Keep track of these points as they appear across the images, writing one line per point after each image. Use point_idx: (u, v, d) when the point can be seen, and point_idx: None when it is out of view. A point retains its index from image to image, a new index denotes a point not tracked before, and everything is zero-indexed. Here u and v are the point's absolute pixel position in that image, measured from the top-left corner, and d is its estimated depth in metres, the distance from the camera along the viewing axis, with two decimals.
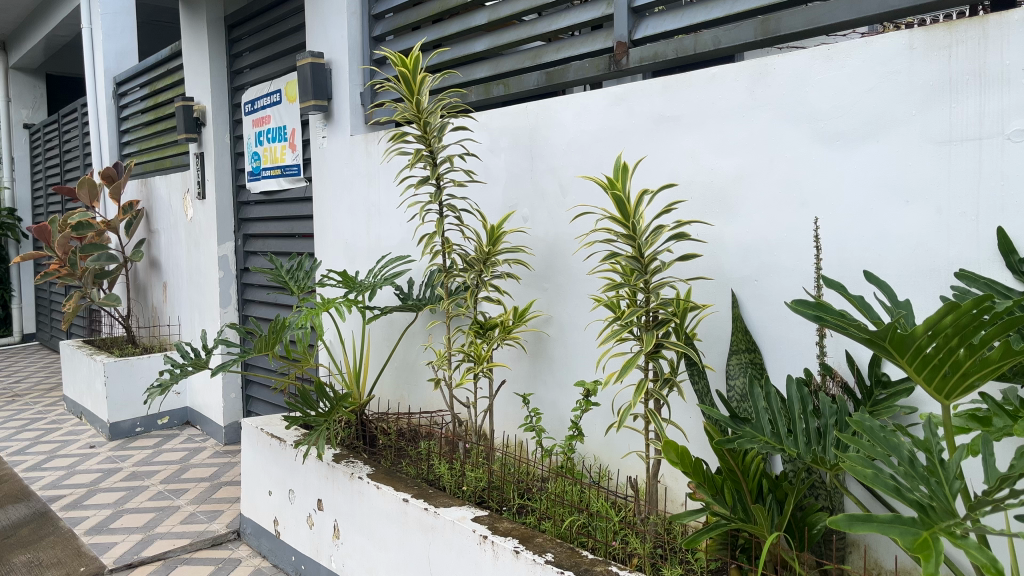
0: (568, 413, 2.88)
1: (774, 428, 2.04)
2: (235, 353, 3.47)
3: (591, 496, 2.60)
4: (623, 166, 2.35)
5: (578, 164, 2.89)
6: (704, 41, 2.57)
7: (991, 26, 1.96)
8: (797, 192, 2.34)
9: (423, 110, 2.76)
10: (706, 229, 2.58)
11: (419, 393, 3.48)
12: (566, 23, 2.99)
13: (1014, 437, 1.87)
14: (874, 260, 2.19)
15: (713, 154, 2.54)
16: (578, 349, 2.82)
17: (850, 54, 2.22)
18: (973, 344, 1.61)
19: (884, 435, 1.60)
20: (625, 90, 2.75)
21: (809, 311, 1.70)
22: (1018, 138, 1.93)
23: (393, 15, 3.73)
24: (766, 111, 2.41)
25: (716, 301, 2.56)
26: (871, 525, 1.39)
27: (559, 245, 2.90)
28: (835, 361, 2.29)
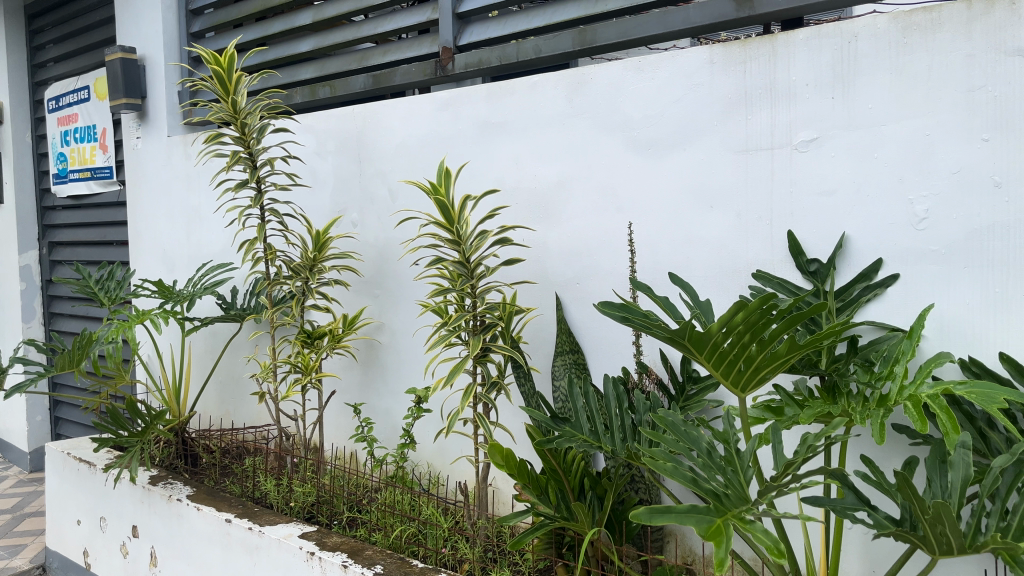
0: (400, 421, 2.83)
1: (592, 426, 2.09)
2: (34, 371, 3.17)
3: (422, 503, 2.57)
4: (446, 171, 2.33)
5: (406, 169, 2.87)
6: (525, 49, 2.62)
7: (780, 44, 2.12)
8: (613, 198, 2.43)
9: (240, 110, 2.65)
10: (529, 234, 2.62)
11: (244, 408, 3.33)
12: (392, 26, 2.96)
13: (801, 424, 2.04)
14: (683, 263, 2.31)
15: (536, 160, 2.59)
16: (407, 355, 2.79)
17: (659, 66, 2.32)
18: (763, 340, 1.73)
19: (685, 428, 1.68)
20: (450, 96, 2.76)
21: (615, 311, 1.76)
22: (804, 148, 2.10)
23: (212, 11, 3.56)
24: (583, 119, 2.48)
25: (540, 304, 2.60)
26: (669, 517, 1.45)
27: (389, 251, 2.86)
28: (651, 359, 2.39)
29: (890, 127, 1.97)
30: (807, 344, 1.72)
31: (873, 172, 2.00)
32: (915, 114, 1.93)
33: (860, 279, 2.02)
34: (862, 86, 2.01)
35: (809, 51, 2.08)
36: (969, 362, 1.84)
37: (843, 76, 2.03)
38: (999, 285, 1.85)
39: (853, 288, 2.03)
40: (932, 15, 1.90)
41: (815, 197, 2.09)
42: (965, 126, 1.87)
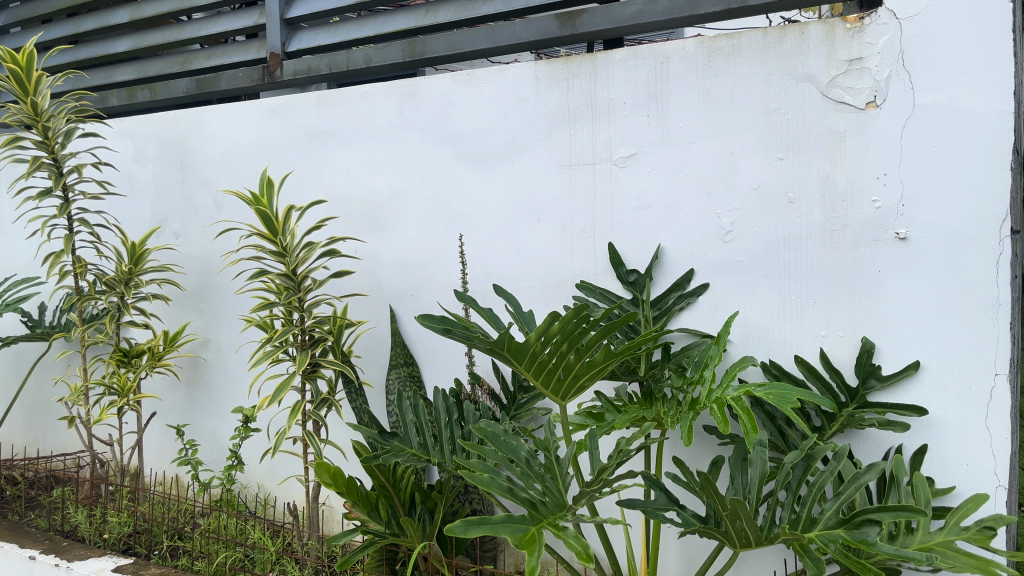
0: (227, 442, 2.71)
1: (421, 439, 2.08)
2: None
3: (249, 527, 2.46)
4: (269, 180, 2.24)
5: (233, 178, 2.75)
6: (355, 58, 2.58)
7: (600, 62, 2.20)
8: (445, 209, 2.43)
9: (42, 113, 2.44)
10: (360, 245, 2.58)
11: (55, 434, 3.09)
12: (217, 29, 2.84)
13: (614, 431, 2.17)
14: (513, 274, 2.35)
15: (367, 171, 2.55)
16: (233, 373, 2.67)
17: (487, 80, 2.35)
18: (581, 349, 1.78)
19: (504, 439, 1.69)
20: (278, 103, 2.67)
21: (436, 324, 1.74)
22: (623, 163, 2.19)
23: (18, 5, 3.30)
24: (414, 130, 2.47)
25: (373, 317, 2.57)
26: (483, 528, 1.46)
27: (214, 263, 2.73)
28: (483, 370, 2.40)
29: (698, 145, 2.08)
30: (622, 352, 1.78)
31: (684, 187, 2.11)
32: (721, 133, 2.05)
33: (674, 288, 2.13)
34: (673, 106, 2.11)
35: (626, 70, 2.17)
36: (769, 365, 1.98)
37: (657, 95, 2.13)
38: (795, 293, 2.00)
39: (668, 298, 2.13)
40: (733, 41, 2.03)
41: (633, 210, 2.18)
42: (763, 146, 2.01)
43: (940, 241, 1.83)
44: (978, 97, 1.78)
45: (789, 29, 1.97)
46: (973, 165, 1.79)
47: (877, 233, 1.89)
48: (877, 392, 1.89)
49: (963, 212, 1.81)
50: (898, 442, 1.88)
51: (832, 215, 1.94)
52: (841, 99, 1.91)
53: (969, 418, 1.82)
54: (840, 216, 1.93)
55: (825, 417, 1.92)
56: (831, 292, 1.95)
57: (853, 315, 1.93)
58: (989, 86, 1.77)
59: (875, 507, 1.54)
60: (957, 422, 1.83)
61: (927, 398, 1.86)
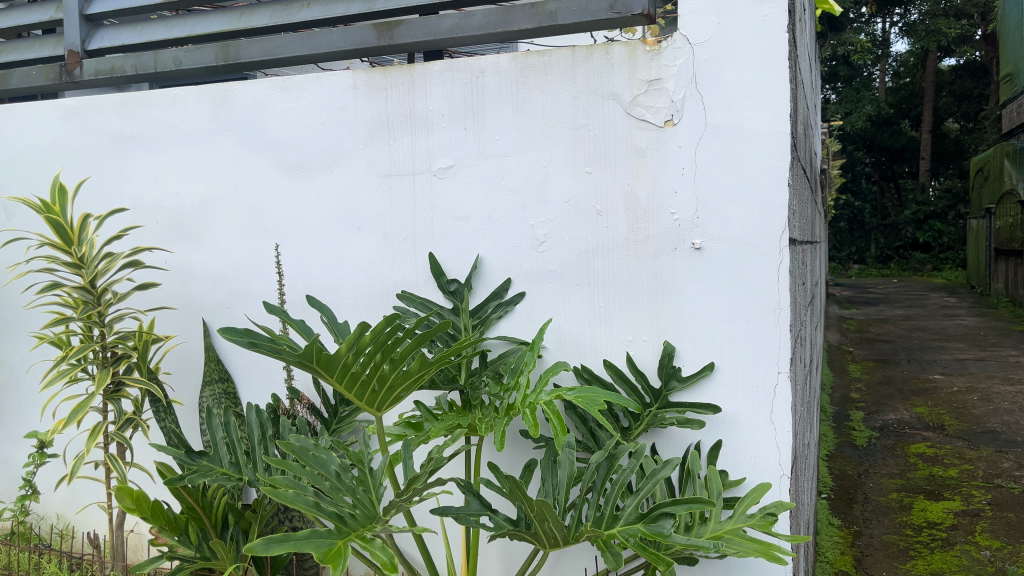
0: (21, 469, 2.49)
1: (233, 457, 2.01)
2: None
3: (44, 561, 2.27)
4: (61, 187, 2.11)
5: (26, 185, 2.54)
6: (164, 60, 2.45)
7: (417, 74, 2.21)
8: (261, 219, 2.36)
9: None
10: (168, 256, 2.45)
11: None
12: (7, 23, 2.61)
13: (428, 440, 2.21)
14: (333, 285, 2.31)
15: (177, 178, 2.43)
16: (24, 395, 2.46)
17: (304, 87, 2.30)
18: (395, 359, 1.77)
19: (313, 453, 1.63)
20: (77, 104, 2.49)
21: (240, 337, 1.69)
22: (442, 174, 2.21)
23: None
24: (227, 137, 2.37)
25: (184, 331, 2.45)
26: (287, 545, 1.41)
27: (2, 276, 2.50)
28: (302, 384, 2.34)
29: (513, 158, 2.14)
30: (435, 360, 1.79)
31: (501, 199, 2.16)
32: (534, 147, 2.12)
33: (491, 297, 2.16)
34: (488, 119, 2.15)
35: (442, 82, 2.19)
36: (581, 369, 2.05)
37: (473, 108, 2.16)
38: (603, 300, 2.10)
39: (487, 307, 2.17)
40: (544, 58, 2.09)
41: (452, 221, 2.21)
42: (573, 159, 2.09)
43: (730, 251, 1.97)
44: (760, 119, 1.92)
45: (595, 49, 2.05)
46: (757, 181, 1.93)
47: (675, 243, 2.02)
48: (678, 392, 2.01)
49: (748, 224, 1.95)
50: (696, 438, 2.02)
51: (635, 226, 2.05)
52: (642, 117, 2.02)
53: (756, 414, 1.97)
54: (643, 227, 2.04)
55: (630, 417, 2.02)
56: (636, 299, 2.06)
57: (656, 320, 2.05)
58: (769, 109, 1.91)
59: (670, 501, 1.63)
60: (747, 418, 1.98)
61: (721, 397, 2.00)
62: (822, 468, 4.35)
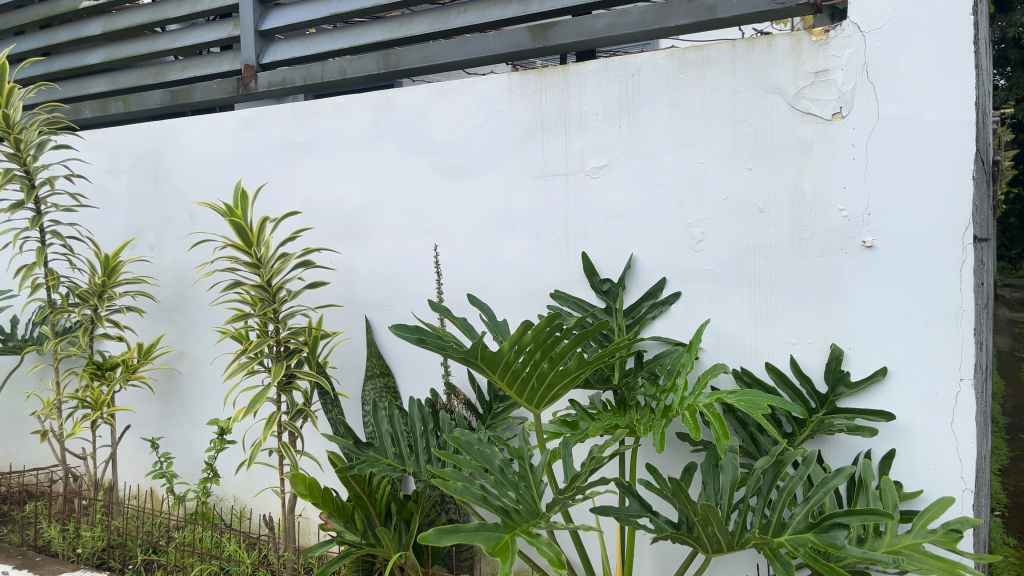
0: (203, 454, 2.70)
1: (397, 449, 2.10)
2: None
3: (225, 540, 2.45)
4: (243, 193, 2.25)
5: (208, 191, 2.75)
6: (330, 70, 2.59)
7: (572, 74, 2.21)
8: (420, 220, 2.44)
9: (14, 126, 2.43)
10: (334, 256, 2.58)
11: (26, 449, 3.01)
12: (191, 41, 2.83)
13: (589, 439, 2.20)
14: (487, 285, 2.35)
15: (342, 182, 2.55)
16: (207, 385, 2.67)
17: (462, 92, 2.36)
18: (554, 358, 1.78)
19: (478, 447, 1.69)
20: (253, 115, 2.67)
21: (410, 334, 1.76)
22: (596, 174, 2.20)
23: None
24: (388, 142, 2.47)
25: (348, 327, 2.57)
26: (457, 537, 1.46)
27: (188, 275, 2.73)
28: (458, 380, 2.40)
29: (670, 156, 2.10)
30: (595, 360, 1.79)
31: (656, 197, 2.13)
32: (692, 144, 2.07)
33: (646, 297, 2.14)
34: (644, 117, 2.13)
35: (598, 82, 2.18)
36: (741, 372, 1.99)
37: (628, 106, 2.15)
38: (765, 300, 2.02)
39: (641, 307, 2.15)
40: (703, 53, 2.05)
41: (606, 220, 2.20)
42: (733, 156, 2.03)
43: (906, 249, 1.86)
44: (941, 108, 1.80)
45: (757, 41, 1.99)
46: (938, 175, 1.81)
47: (845, 242, 1.92)
48: (847, 398, 1.92)
49: (927, 221, 1.83)
50: (867, 447, 1.92)
51: (800, 224, 1.97)
52: (808, 110, 1.94)
53: (935, 423, 1.85)
54: (808, 224, 1.96)
55: (795, 423, 1.94)
56: (801, 300, 1.98)
57: (821, 322, 1.96)
58: (950, 97, 1.79)
59: (844, 512, 1.55)
60: (924, 427, 1.86)
61: (894, 404, 1.89)
62: (994, 484, 4.02)
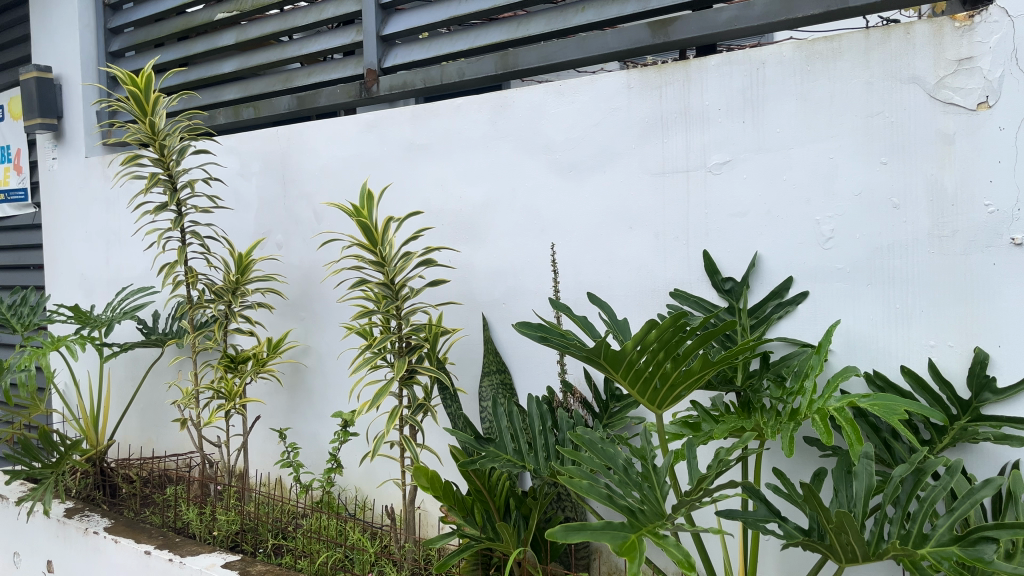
0: (327, 445, 2.82)
1: (516, 445, 2.11)
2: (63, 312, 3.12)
3: (349, 528, 2.54)
4: (368, 194, 2.33)
5: (332, 192, 2.86)
6: (449, 72, 2.64)
7: (693, 69, 2.18)
8: (537, 218, 2.45)
9: (159, 132, 2.61)
10: (454, 255, 2.63)
11: (166, 436, 3.22)
12: (317, 48, 2.94)
13: (715, 440, 2.14)
14: (605, 283, 2.34)
15: (461, 182, 2.60)
16: (332, 378, 2.78)
17: (580, 90, 2.36)
18: (678, 357, 1.75)
19: (602, 446, 1.69)
20: (375, 118, 2.76)
21: (534, 331, 1.78)
22: (717, 170, 2.15)
23: (133, 30, 3.47)
24: (506, 142, 2.50)
25: (466, 325, 2.61)
26: (584, 534, 1.47)
27: (314, 273, 2.85)
28: (574, 378, 2.40)
29: (797, 150, 2.03)
30: (720, 361, 1.75)
31: (782, 194, 2.06)
32: (821, 138, 2.00)
33: (771, 297, 2.08)
34: (769, 111, 2.07)
35: (720, 77, 2.14)
36: (874, 375, 1.91)
37: (753, 101, 2.09)
38: (901, 300, 1.93)
39: (766, 306, 2.09)
40: (834, 44, 1.97)
41: (728, 217, 2.14)
42: (866, 150, 1.94)
43: None
44: None
45: (893, 29, 1.90)
46: None
47: (990, 240, 1.81)
48: (992, 404, 1.80)
49: None
50: (1015, 457, 1.80)
51: (940, 220, 1.86)
52: (949, 100, 1.83)
53: None
54: (949, 221, 1.85)
55: (934, 430, 1.84)
56: (941, 300, 1.87)
57: (964, 324, 1.85)
58: None
59: (992, 524, 1.47)
60: None
61: None
62: None
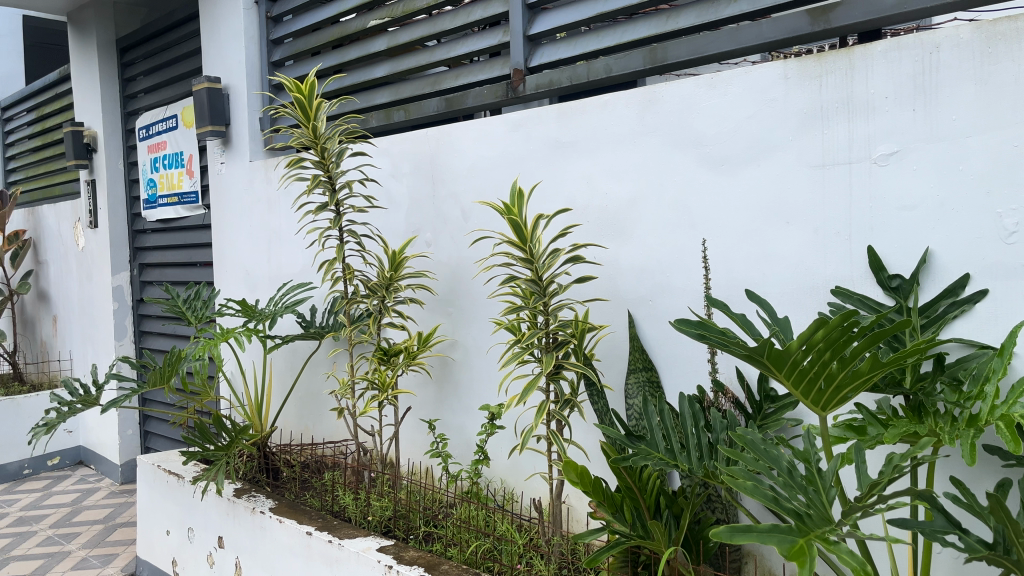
0: (474, 437, 2.90)
1: (668, 444, 2.07)
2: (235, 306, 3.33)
3: (497, 519, 2.61)
4: (519, 192, 2.38)
5: (480, 190, 2.92)
6: (596, 69, 2.64)
7: (857, 56, 2.07)
8: (686, 214, 2.41)
9: (320, 135, 2.77)
10: (602, 252, 2.63)
11: (323, 424, 3.42)
12: (464, 49, 3.01)
13: (885, 444, 2.03)
14: (759, 280, 2.27)
15: (607, 178, 2.59)
16: (480, 372, 2.86)
17: (733, 82, 2.30)
18: (845, 358, 1.68)
19: (765, 448, 1.68)
20: (521, 117, 2.80)
21: (692, 329, 1.76)
22: (884, 162, 2.04)
23: (292, 41, 3.68)
24: (654, 137, 2.47)
25: (613, 321, 2.61)
26: (751, 536, 1.47)
27: (463, 270, 2.94)
28: (727, 377, 2.35)
29: (975, 139, 1.89)
30: (890, 362, 1.66)
31: (958, 185, 1.92)
32: (1004, 125, 1.84)
33: (945, 295, 1.94)
34: (944, 98, 1.93)
35: (887, 63, 2.02)
36: None
37: (924, 87, 1.96)
38: None
39: (938, 305, 1.96)
40: (1018, 23, 1.81)
41: (896, 211, 2.02)
42: None
43: None
44: None
45: None
46: None
47: None
48: None
49: None
50: None
51: None
52: None
53: None
54: None
55: None
56: None
57: None
58: None
59: None
60: None
61: None
62: None
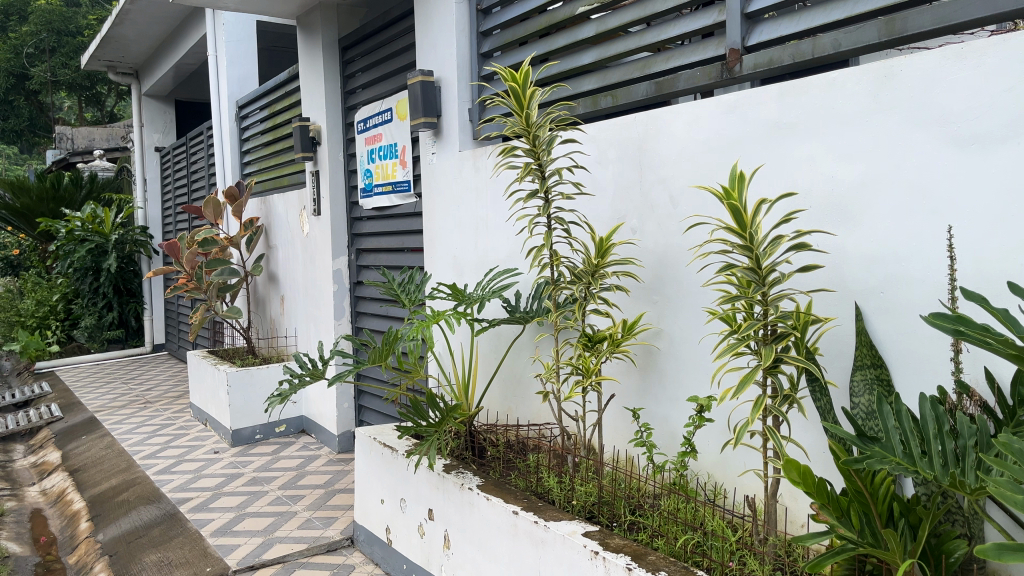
0: (680, 429, 2.85)
1: (907, 449, 1.91)
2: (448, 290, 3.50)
3: (705, 514, 2.55)
4: (739, 176, 2.27)
5: (692, 174, 2.84)
6: (823, 44, 2.48)
7: None
8: (928, 199, 2.20)
9: (532, 124, 2.81)
10: (828, 239, 2.47)
11: (526, 406, 3.51)
12: (675, 32, 2.93)
13: None
14: (1016, 272, 2.02)
15: (835, 161, 2.43)
16: (689, 362, 2.79)
17: (987, 51, 2.05)
18: None
19: None
20: (738, 98, 2.68)
21: (948, 324, 1.68)
22: None
23: (501, 32, 3.76)
24: (890, 116, 2.28)
25: (839, 313, 2.45)
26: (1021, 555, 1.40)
27: (671, 257, 2.88)
28: (972, 378, 2.12)
29: None
30: None
31: None
32: None
33: None
34: None
35: None
36: None
37: None
38: None
39: None
40: None
41: None
42: None
43: None
44: None
45: None
46: None
47: None
48: None
49: None
50: None
51: None
52: None
53: None
54: None
55: None
56: None
57: None
58: None
59: None
60: None
61: None
62: None
